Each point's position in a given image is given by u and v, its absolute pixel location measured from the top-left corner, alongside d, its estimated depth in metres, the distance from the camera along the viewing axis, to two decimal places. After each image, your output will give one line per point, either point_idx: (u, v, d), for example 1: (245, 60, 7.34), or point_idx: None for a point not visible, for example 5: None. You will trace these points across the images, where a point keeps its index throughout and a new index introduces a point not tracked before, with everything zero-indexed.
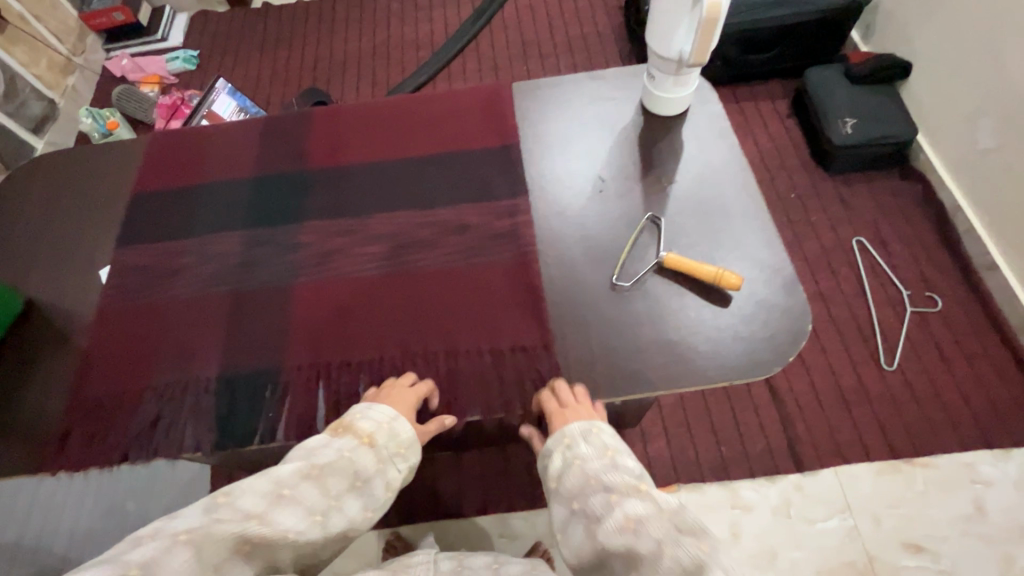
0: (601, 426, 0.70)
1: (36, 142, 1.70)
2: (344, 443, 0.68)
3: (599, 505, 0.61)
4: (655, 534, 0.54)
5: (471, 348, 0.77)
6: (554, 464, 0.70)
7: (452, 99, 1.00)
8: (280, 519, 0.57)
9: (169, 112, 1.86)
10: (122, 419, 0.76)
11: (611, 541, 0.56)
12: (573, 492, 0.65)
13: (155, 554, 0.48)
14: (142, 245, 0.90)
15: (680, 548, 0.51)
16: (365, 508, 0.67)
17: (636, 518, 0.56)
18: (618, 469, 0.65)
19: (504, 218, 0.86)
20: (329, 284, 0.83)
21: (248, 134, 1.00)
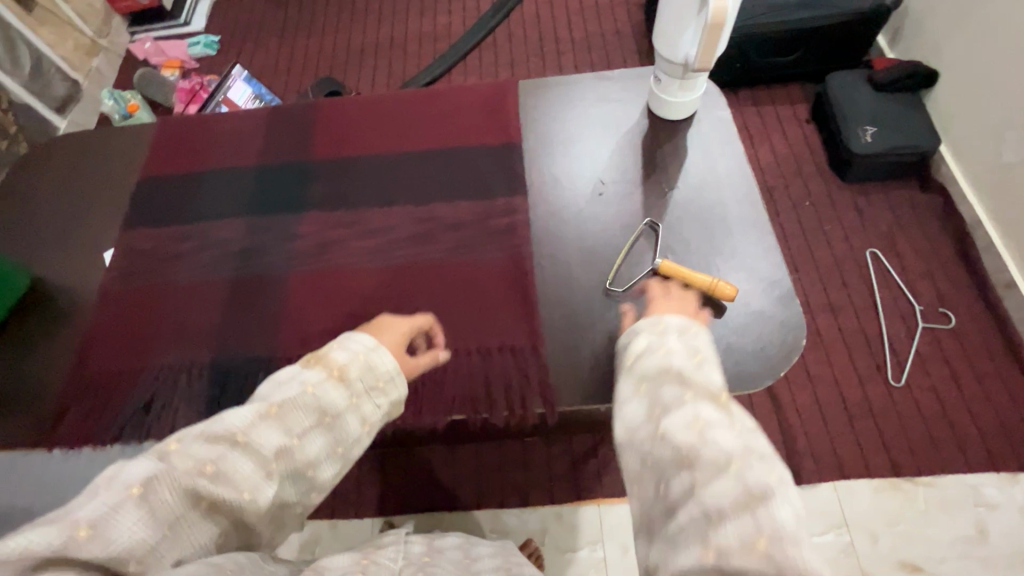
0: (697, 332, 0.63)
1: (60, 121, 1.75)
2: (308, 378, 0.60)
3: (670, 397, 0.53)
4: (723, 446, 0.48)
5: (459, 346, 0.77)
6: (638, 344, 0.64)
7: (457, 94, 1.00)
8: (238, 468, 0.51)
9: (187, 96, 1.89)
10: (117, 399, 0.78)
11: (676, 436, 0.49)
12: (647, 378, 0.58)
13: (104, 512, 0.44)
14: (145, 230, 0.91)
15: (747, 470, 0.45)
16: (334, 446, 0.60)
17: (706, 422, 0.50)
18: (705, 369, 0.57)
19: (501, 217, 0.86)
20: (323, 277, 0.84)
21: (255, 124, 1.01)
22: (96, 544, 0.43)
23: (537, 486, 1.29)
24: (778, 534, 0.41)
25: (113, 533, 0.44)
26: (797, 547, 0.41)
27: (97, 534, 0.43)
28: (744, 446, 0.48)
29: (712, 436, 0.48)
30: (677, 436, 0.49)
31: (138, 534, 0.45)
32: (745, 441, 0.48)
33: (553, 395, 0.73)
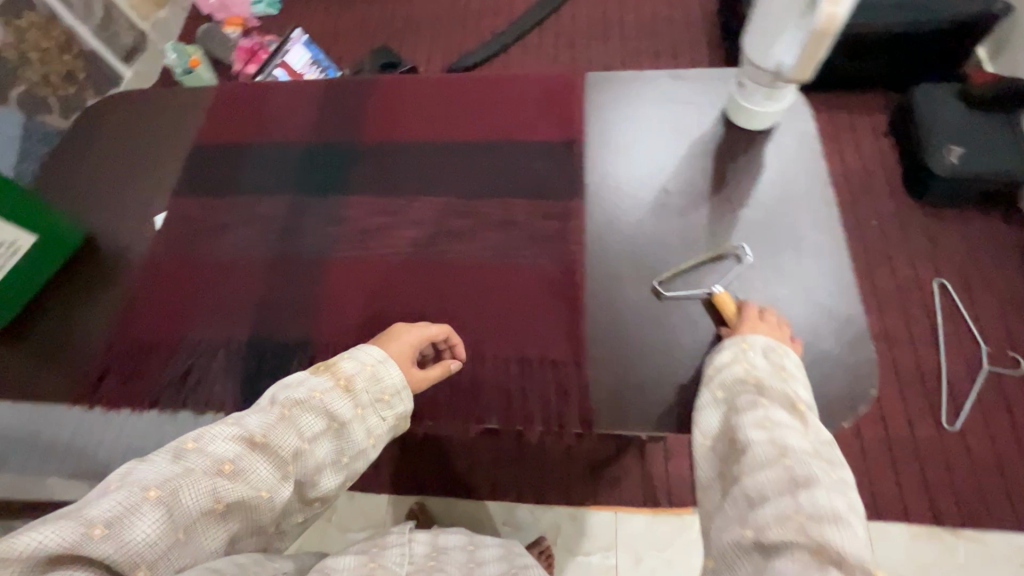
0: (788, 351, 0.64)
1: (124, 70, 1.77)
2: (316, 385, 0.61)
3: (745, 401, 0.58)
4: (791, 449, 0.52)
5: (498, 353, 0.74)
6: (722, 356, 0.65)
7: (519, 82, 0.94)
8: (255, 469, 0.52)
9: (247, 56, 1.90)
10: (156, 367, 0.78)
11: (745, 435, 0.54)
12: (726, 384, 0.62)
13: (119, 511, 0.45)
14: (192, 196, 0.91)
15: (802, 467, 0.50)
16: (341, 454, 0.60)
17: (777, 425, 0.54)
18: (788, 382, 0.60)
19: (552, 219, 0.81)
20: (363, 264, 0.81)
21: (309, 96, 0.98)
22: (111, 542, 0.44)
23: (553, 486, 1.26)
24: (817, 517, 0.46)
25: (129, 533, 0.45)
26: (837, 537, 0.45)
27: (113, 534, 0.44)
28: (809, 451, 0.52)
29: (779, 439, 0.53)
30: (746, 435, 0.54)
31: (154, 534, 0.46)
32: (813, 448, 0.52)
33: (592, 417, 0.70)
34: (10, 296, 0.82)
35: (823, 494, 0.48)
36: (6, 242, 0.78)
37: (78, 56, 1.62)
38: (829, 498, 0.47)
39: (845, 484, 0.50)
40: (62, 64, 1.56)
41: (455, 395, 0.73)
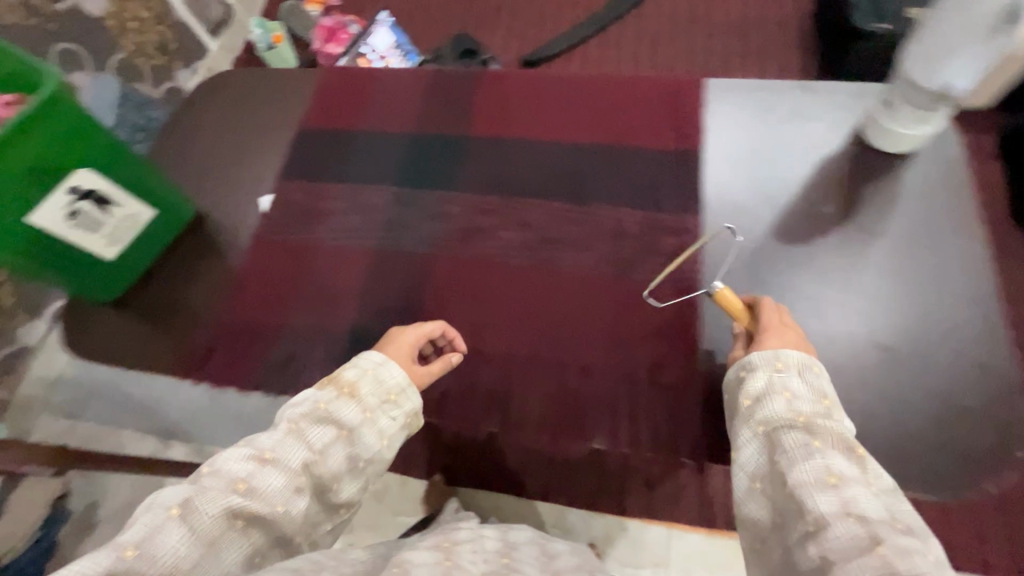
0: (819, 366, 0.59)
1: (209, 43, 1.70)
2: (319, 396, 0.61)
3: (800, 447, 0.51)
4: (867, 514, 0.45)
5: (606, 372, 0.72)
6: (757, 382, 0.59)
7: (632, 85, 0.90)
8: (269, 482, 0.53)
9: (329, 36, 1.84)
10: (263, 350, 0.80)
11: (810, 498, 0.48)
12: (769, 421, 0.55)
13: (148, 533, 0.47)
14: (299, 181, 0.92)
15: (891, 541, 0.43)
16: (353, 459, 0.60)
17: (842, 480, 0.48)
18: (835, 418, 0.54)
19: (667, 234, 0.77)
20: (467, 265, 0.80)
21: (415, 85, 0.97)
22: (144, 561, 0.46)
23: None
24: None
25: (159, 550, 0.47)
26: None
27: (143, 554, 0.46)
28: (884, 512, 0.46)
29: (849, 502, 0.46)
30: (811, 498, 0.48)
31: (183, 550, 0.48)
32: (886, 506, 0.46)
33: (704, 447, 0.68)
34: (129, 265, 0.84)
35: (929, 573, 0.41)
36: (126, 214, 0.79)
37: (171, 27, 1.51)
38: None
39: (929, 550, 0.43)
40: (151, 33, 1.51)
41: (559, 409, 0.72)
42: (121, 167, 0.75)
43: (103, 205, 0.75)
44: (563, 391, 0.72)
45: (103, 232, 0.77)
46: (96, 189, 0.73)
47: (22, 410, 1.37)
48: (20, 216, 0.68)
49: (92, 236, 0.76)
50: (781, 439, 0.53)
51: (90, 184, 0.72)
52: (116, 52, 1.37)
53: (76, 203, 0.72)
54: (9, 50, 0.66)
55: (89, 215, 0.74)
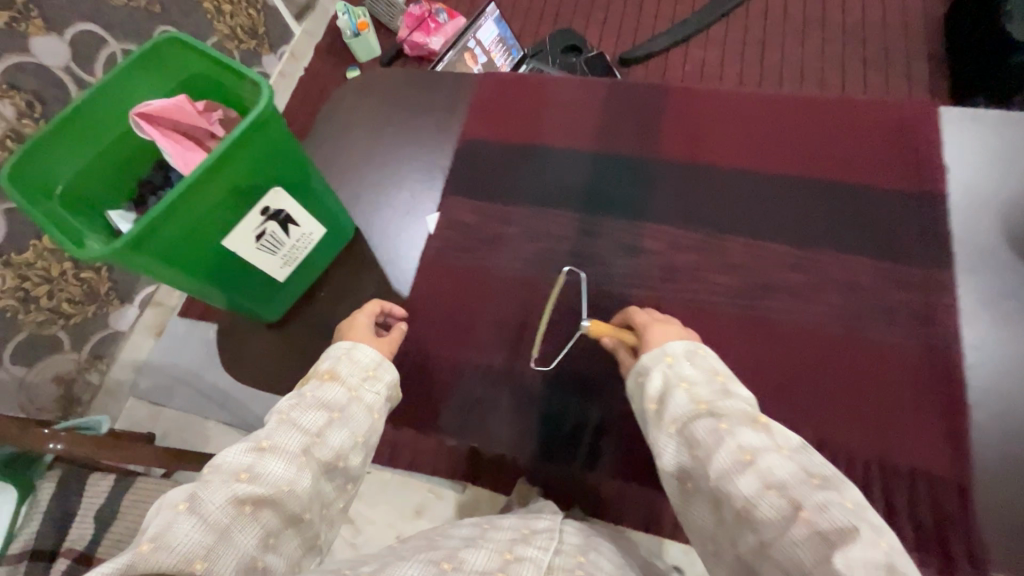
0: (706, 349, 0.57)
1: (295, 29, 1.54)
2: (304, 387, 0.57)
3: (709, 434, 0.47)
4: (785, 482, 0.42)
5: (854, 454, 0.61)
6: (654, 382, 0.55)
7: (851, 110, 0.80)
8: (271, 469, 0.49)
9: (416, 23, 1.57)
10: (441, 389, 0.74)
11: (732, 483, 0.44)
12: (677, 417, 0.51)
13: (160, 529, 0.42)
14: (468, 200, 0.84)
15: (812, 506, 0.40)
16: (354, 434, 0.56)
17: (755, 453, 0.44)
18: (730, 394, 0.51)
19: (916, 290, 0.67)
20: (670, 309, 0.72)
21: (591, 100, 0.89)
22: (166, 552, 0.41)
23: None
24: (843, 543, 0.38)
25: (175, 542, 0.42)
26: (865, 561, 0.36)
27: (162, 544, 0.41)
28: (798, 471, 0.43)
29: (769, 475, 0.43)
30: (734, 483, 0.44)
31: (200, 538, 0.43)
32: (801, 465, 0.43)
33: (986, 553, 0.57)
34: (294, 285, 0.79)
35: (855, 531, 0.38)
36: (304, 234, 0.73)
37: (261, 12, 1.40)
38: (855, 524, 0.39)
39: (860, 505, 0.41)
40: (244, 16, 1.36)
41: None
42: (308, 186, 0.70)
43: (287, 225, 0.69)
44: None
45: (281, 254, 0.71)
46: (285, 209, 0.67)
47: (113, 395, 1.16)
48: (217, 238, 0.62)
49: (272, 258, 0.70)
50: (692, 431, 0.49)
51: (282, 203, 0.66)
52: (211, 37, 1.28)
53: (266, 224, 0.67)
54: (218, 56, 0.64)
55: (273, 236, 0.68)
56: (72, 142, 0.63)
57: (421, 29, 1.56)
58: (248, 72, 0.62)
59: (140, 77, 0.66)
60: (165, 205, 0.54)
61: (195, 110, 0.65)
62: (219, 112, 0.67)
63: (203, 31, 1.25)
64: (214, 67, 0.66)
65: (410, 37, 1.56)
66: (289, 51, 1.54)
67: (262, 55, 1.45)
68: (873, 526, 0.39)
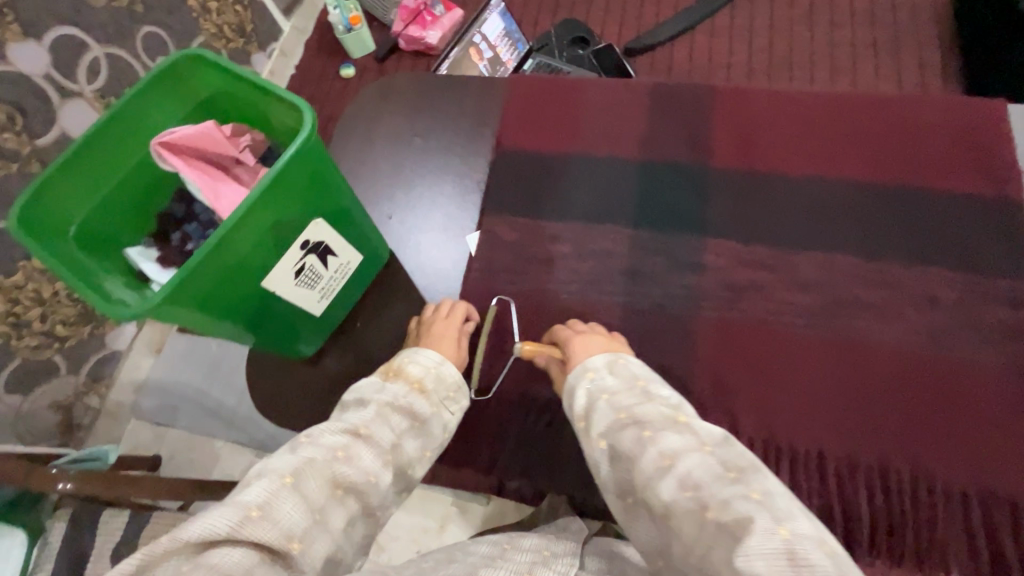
0: (626, 357, 0.56)
1: (285, 24, 1.45)
2: (395, 389, 0.59)
3: (632, 443, 0.46)
4: (701, 481, 0.41)
5: (950, 485, 0.58)
6: (580, 400, 0.54)
7: (915, 109, 0.76)
8: (364, 457, 0.51)
9: (411, 16, 1.47)
10: (497, 423, 0.69)
11: (654, 489, 0.43)
12: (604, 430, 0.50)
13: (267, 496, 0.44)
14: (509, 216, 0.78)
15: (722, 501, 0.39)
16: (424, 446, 0.58)
17: (672, 455, 0.43)
18: (651, 399, 0.50)
19: (1000, 304, 0.64)
20: (740, 331, 0.67)
21: (631, 103, 0.84)
22: (269, 524, 0.43)
23: None
24: (746, 535, 0.36)
25: (279, 515, 0.43)
26: (774, 551, 0.35)
27: (268, 514, 0.43)
28: (715, 467, 0.42)
29: (687, 476, 0.42)
30: (654, 490, 0.42)
31: (300, 513, 0.45)
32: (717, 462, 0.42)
33: None
34: (330, 318, 0.74)
35: (753, 520, 0.37)
36: (341, 264, 0.68)
37: (248, 7, 1.32)
38: (761, 515, 0.37)
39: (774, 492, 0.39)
40: (234, 13, 1.28)
41: (888, 528, 0.57)
42: (346, 214, 0.65)
43: (326, 257, 0.65)
44: (888, 506, 0.58)
45: (319, 287, 0.67)
46: (324, 241, 0.63)
47: (115, 417, 1.07)
48: (258, 277, 0.58)
49: (309, 292, 0.66)
50: (618, 442, 0.48)
51: (321, 235, 0.62)
52: (198, 36, 1.19)
53: (305, 258, 0.63)
54: (242, 72, 0.57)
55: (312, 269, 0.64)
56: (84, 174, 0.57)
57: (417, 22, 1.47)
58: (279, 88, 0.56)
59: (156, 98, 0.59)
60: (210, 246, 0.50)
61: (224, 136, 0.59)
62: (247, 137, 0.61)
63: (189, 30, 1.17)
64: (238, 85, 0.60)
65: (406, 31, 1.47)
66: (278, 49, 1.46)
67: (251, 54, 1.37)
68: (773, 511, 0.37)
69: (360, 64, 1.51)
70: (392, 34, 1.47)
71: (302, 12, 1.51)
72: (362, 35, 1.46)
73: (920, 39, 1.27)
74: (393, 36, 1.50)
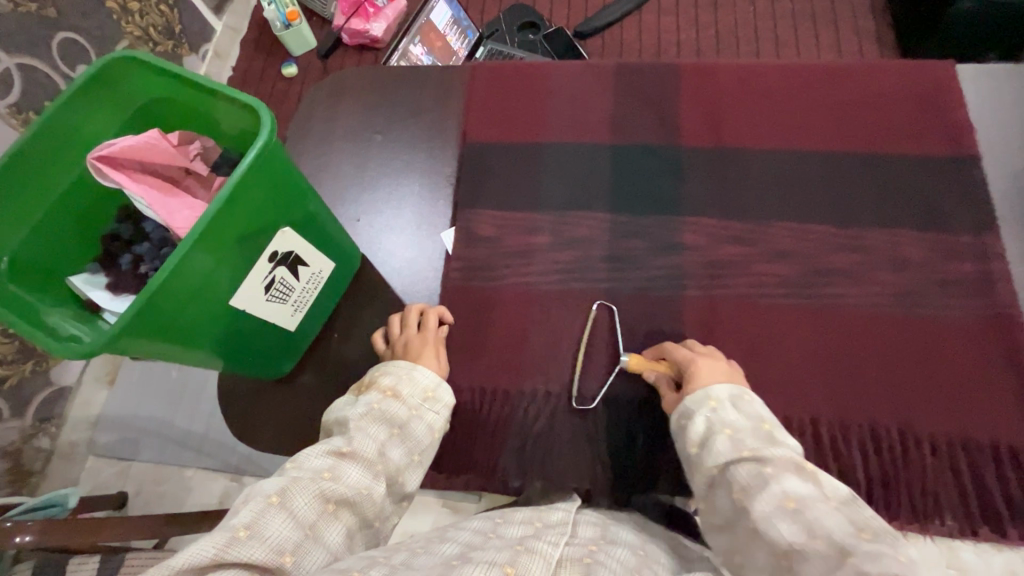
0: (751, 395, 0.54)
1: (216, 24, 1.36)
2: (369, 399, 0.56)
3: (752, 478, 0.46)
4: (834, 534, 0.41)
5: (938, 436, 0.60)
6: (695, 426, 0.52)
7: (872, 77, 0.78)
8: (350, 473, 0.49)
9: (353, 8, 1.41)
10: (491, 424, 0.66)
11: (772, 527, 0.43)
12: (719, 464, 0.49)
13: (253, 517, 0.42)
14: (484, 210, 0.76)
15: (862, 557, 0.39)
16: (412, 453, 0.55)
17: (799, 501, 0.43)
18: (777, 444, 0.48)
19: (968, 259, 0.66)
20: (725, 307, 0.67)
21: (597, 86, 0.82)
22: (257, 543, 0.41)
23: None
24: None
25: (267, 535, 0.42)
26: None
27: (255, 533, 0.41)
28: (845, 523, 0.42)
29: (812, 524, 0.42)
30: (773, 527, 0.43)
31: (290, 531, 0.43)
32: (848, 519, 0.42)
33: None
34: (306, 330, 0.69)
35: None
36: (314, 274, 0.64)
37: (173, 7, 1.23)
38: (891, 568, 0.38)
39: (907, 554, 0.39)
40: (158, 15, 1.19)
41: (881, 488, 0.59)
42: (315, 220, 0.61)
43: (296, 268, 0.61)
44: (878, 465, 0.59)
45: (292, 300, 0.63)
46: (293, 251, 0.59)
47: (69, 458, 1.00)
48: (224, 296, 0.54)
49: (281, 307, 0.62)
50: (735, 475, 0.47)
51: (289, 245, 0.58)
52: (121, 40, 1.11)
53: (273, 272, 0.58)
54: (183, 72, 0.52)
55: (283, 282, 0.60)
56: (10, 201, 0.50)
57: (359, 15, 1.41)
58: (227, 88, 0.51)
59: (84, 110, 0.53)
60: (166, 271, 0.46)
61: (168, 144, 0.54)
62: (197, 144, 0.57)
63: (112, 34, 1.09)
64: (180, 87, 0.55)
65: (348, 24, 1.40)
66: (212, 50, 1.37)
67: (183, 57, 1.28)
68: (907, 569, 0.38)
69: (303, 62, 1.44)
70: (335, 28, 1.41)
71: (234, 11, 1.42)
72: (302, 31, 1.38)
73: (861, 7, 1.31)
74: (335, 29, 1.43)
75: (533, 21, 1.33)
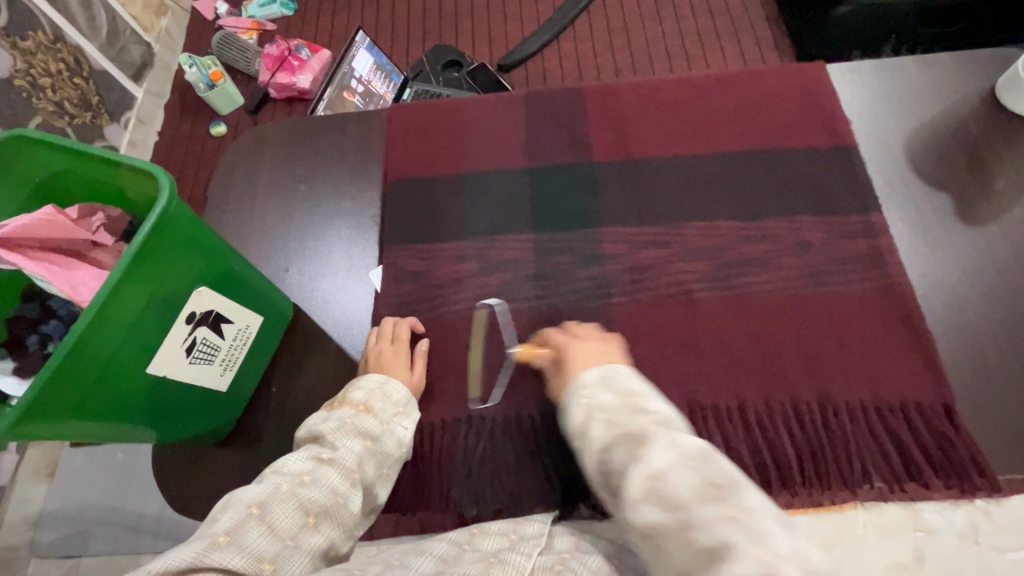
0: (619, 369, 0.52)
1: (136, 91, 1.35)
2: (342, 413, 0.56)
3: (627, 459, 0.43)
4: (688, 504, 0.39)
5: (853, 404, 0.64)
6: (574, 415, 0.49)
7: (756, 83, 0.85)
8: (330, 477, 0.49)
9: (277, 63, 1.43)
10: (436, 457, 0.66)
11: (637, 511, 0.40)
12: (596, 446, 0.46)
13: (233, 525, 0.42)
14: (410, 246, 0.78)
15: (710, 528, 0.37)
16: (382, 466, 0.56)
17: (661, 475, 0.40)
18: (641, 415, 0.46)
19: (858, 237, 0.72)
20: (649, 309, 0.70)
21: (510, 114, 0.86)
22: (236, 551, 0.40)
23: None
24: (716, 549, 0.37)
25: (246, 545, 0.41)
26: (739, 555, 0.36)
27: (234, 541, 0.41)
28: (697, 484, 0.40)
29: (673, 500, 0.39)
30: (638, 511, 0.40)
31: (269, 540, 0.42)
32: (702, 476, 0.40)
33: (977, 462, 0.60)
34: (239, 392, 0.68)
35: (737, 546, 0.36)
36: (241, 330, 0.64)
37: (86, 80, 1.21)
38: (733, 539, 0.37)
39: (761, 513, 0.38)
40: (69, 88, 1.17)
41: (812, 465, 0.61)
42: (236, 277, 0.62)
43: (220, 326, 0.61)
44: (803, 441, 0.62)
45: (220, 359, 0.62)
46: (213, 309, 0.59)
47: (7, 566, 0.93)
48: (141, 364, 0.53)
49: (209, 367, 0.61)
50: (614, 460, 0.44)
51: (209, 302, 0.58)
52: (33, 116, 1.09)
53: (195, 333, 0.58)
54: (83, 146, 0.52)
55: (207, 342, 0.59)
56: None
57: (284, 69, 1.43)
58: (126, 158, 0.51)
59: None
60: (72, 338, 0.45)
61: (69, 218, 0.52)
62: (100, 215, 0.56)
63: (21, 111, 1.07)
64: (81, 161, 0.54)
65: (274, 79, 1.41)
66: (134, 116, 1.35)
67: (103, 127, 1.26)
68: (750, 533, 0.37)
69: (229, 120, 1.43)
70: (261, 84, 1.42)
71: (155, 78, 1.41)
72: (227, 89, 1.38)
73: (757, 18, 1.42)
74: (262, 85, 1.43)
75: (457, 59, 1.38)
